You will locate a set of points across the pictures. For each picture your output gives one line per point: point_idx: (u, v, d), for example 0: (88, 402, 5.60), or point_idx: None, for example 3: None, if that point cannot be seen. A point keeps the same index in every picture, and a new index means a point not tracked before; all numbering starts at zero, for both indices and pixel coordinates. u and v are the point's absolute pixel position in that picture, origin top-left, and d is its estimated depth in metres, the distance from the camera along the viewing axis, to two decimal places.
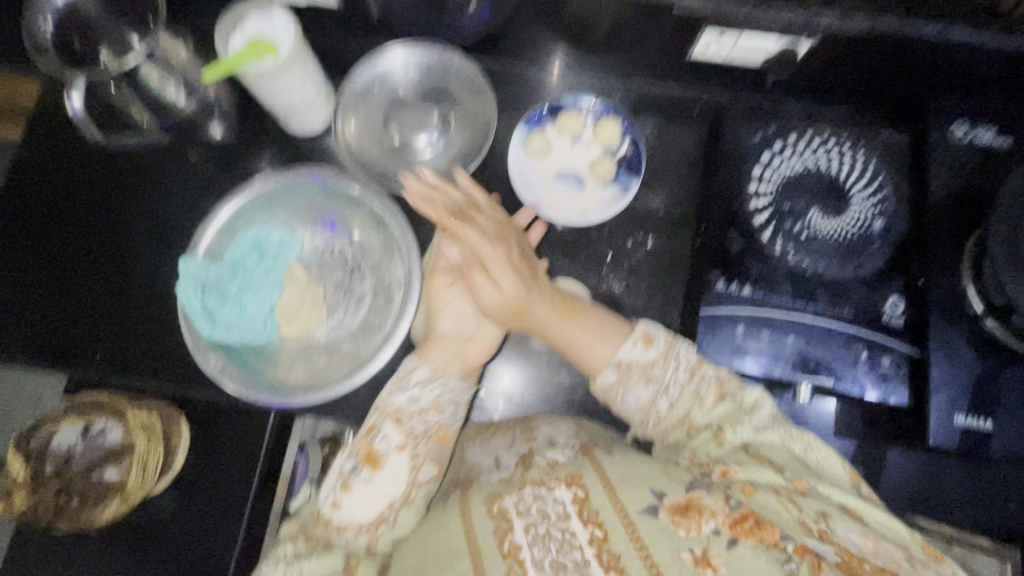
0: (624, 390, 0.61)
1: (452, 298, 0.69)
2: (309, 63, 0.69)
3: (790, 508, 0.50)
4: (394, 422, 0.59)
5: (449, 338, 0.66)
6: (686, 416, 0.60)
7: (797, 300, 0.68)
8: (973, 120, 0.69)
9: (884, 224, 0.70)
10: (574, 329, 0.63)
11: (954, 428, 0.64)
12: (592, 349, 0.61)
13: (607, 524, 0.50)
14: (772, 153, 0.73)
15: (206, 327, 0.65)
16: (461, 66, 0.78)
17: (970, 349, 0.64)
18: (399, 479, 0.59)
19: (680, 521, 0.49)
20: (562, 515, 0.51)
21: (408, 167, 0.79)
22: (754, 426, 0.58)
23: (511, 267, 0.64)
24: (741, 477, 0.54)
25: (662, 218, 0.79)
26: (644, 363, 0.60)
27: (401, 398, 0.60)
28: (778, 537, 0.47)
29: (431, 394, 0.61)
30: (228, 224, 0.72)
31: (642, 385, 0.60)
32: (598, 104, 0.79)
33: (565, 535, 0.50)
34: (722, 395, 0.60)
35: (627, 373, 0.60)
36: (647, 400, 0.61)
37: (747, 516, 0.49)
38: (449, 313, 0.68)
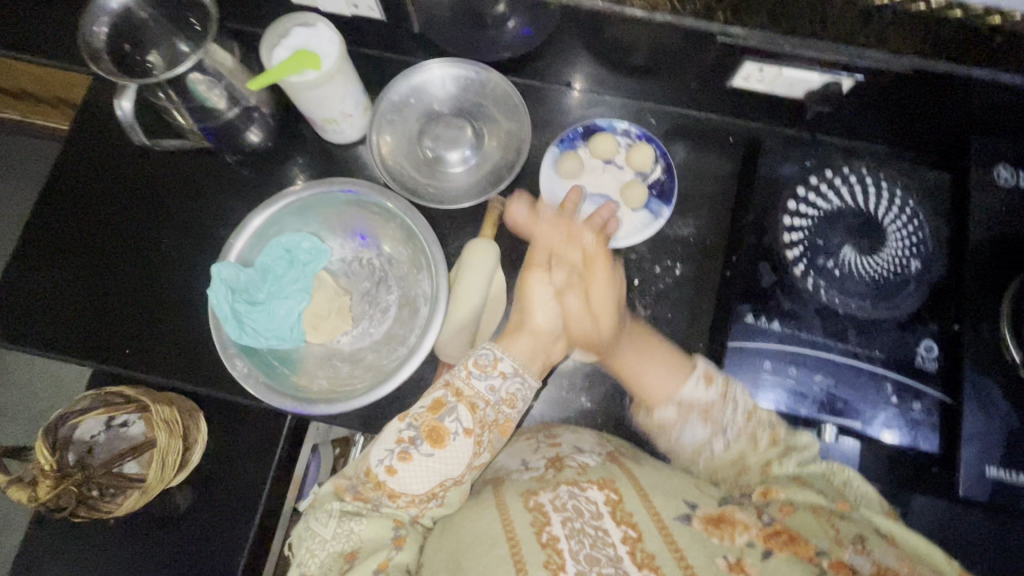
0: (682, 427, 0.67)
1: (544, 297, 0.70)
2: (350, 77, 0.70)
3: (826, 528, 0.50)
4: (469, 407, 0.59)
5: (540, 335, 0.68)
6: (739, 459, 0.63)
7: (828, 338, 0.67)
8: (1017, 165, 0.68)
9: (921, 265, 0.69)
10: (645, 365, 0.70)
11: (984, 480, 0.61)
12: (661, 384, 0.68)
13: (641, 525, 0.49)
14: (808, 187, 0.72)
15: (235, 331, 0.67)
16: (499, 83, 0.79)
17: (1006, 401, 0.63)
18: (458, 462, 0.57)
19: (714, 531, 0.49)
20: (596, 514, 0.50)
21: (439, 182, 0.80)
22: (795, 460, 0.62)
23: (613, 308, 0.72)
24: (780, 497, 0.54)
25: (690, 245, 0.78)
26: (704, 404, 0.65)
27: (480, 384, 0.60)
28: (812, 552, 0.47)
29: (509, 387, 0.61)
30: (260, 230, 0.72)
31: (698, 421, 0.65)
32: (632, 128, 0.80)
33: (599, 532, 0.49)
34: (774, 440, 0.63)
35: (687, 411, 0.66)
36: (703, 439, 0.65)
37: (781, 531, 0.49)
38: (542, 311, 0.70)
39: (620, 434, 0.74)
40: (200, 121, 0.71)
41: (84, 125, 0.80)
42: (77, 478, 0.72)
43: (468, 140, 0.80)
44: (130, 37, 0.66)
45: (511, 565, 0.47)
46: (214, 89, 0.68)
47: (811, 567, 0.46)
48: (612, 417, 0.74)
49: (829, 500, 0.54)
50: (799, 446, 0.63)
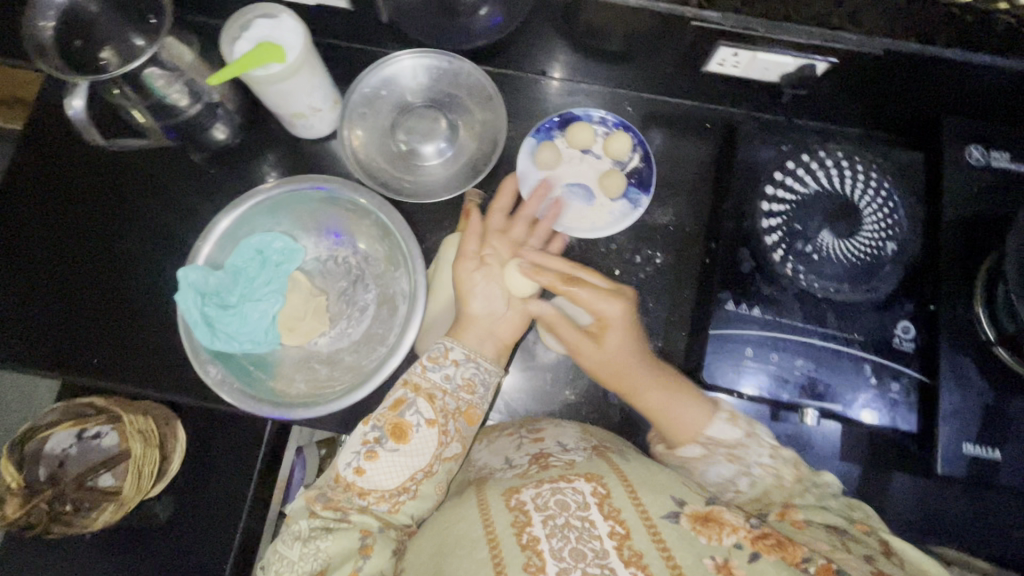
0: (706, 467, 0.61)
1: (479, 280, 0.68)
2: (316, 69, 0.67)
3: (836, 542, 0.52)
4: (427, 399, 0.59)
5: (480, 321, 0.66)
6: (765, 494, 0.59)
7: (808, 322, 0.68)
8: (988, 144, 0.68)
9: (897, 247, 0.69)
10: (674, 404, 0.63)
11: (962, 456, 0.63)
12: (685, 423, 0.62)
13: (629, 522, 0.48)
14: (785, 171, 0.72)
15: (206, 336, 0.64)
16: (472, 72, 0.77)
17: (982, 377, 0.64)
18: (426, 452, 0.58)
19: (701, 529, 0.49)
20: (582, 504, 0.50)
21: (414, 176, 0.78)
22: (813, 495, 0.58)
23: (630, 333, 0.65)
24: (797, 516, 0.55)
25: (671, 233, 0.78)
26: (730, 443, 0.61)
27: (435, 376, 0.61)
28: (800, 558, 0.47)
29: (464, 373, 0.62)
30: (229, 230, 0.70)
31: (722, 460, 0.61)
32: (609, 116, 0.79)
33: (585, 524, 0.48)
34: (800, 477, 0.59)
35: (715, 449, 0.61)
36: (728, 477, 0.60)
37: (768, 534, 0.49)
38: (478, 296, 0.68)
39: (606, 425, 0.74)
40: (161, 120, 0.70)
41: (35, 124, 0.76)
42: (48, 493, 0.70)
43: (443, 132, 0.79)
44: (80, 33, 0.63)
45: (492, 567, 0.47)
46: (173, 86, 0.66)
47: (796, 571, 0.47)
48: (595, 410, 0.74)
49: (846, 522, 0.55)
50: (826, 482, 0.60)
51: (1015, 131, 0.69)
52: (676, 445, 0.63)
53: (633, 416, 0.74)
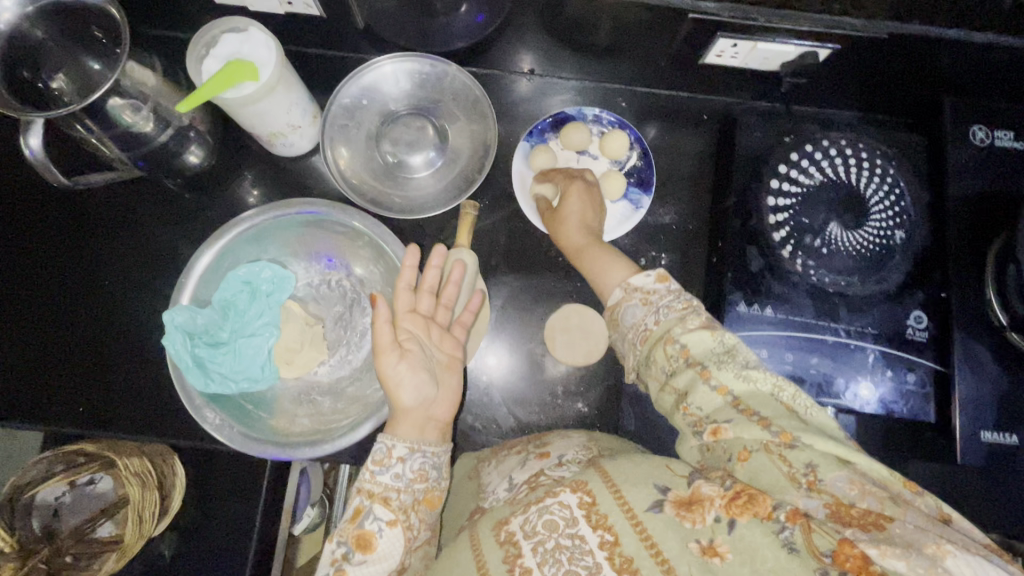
0: (623, 309, 0.57)
1: (405, 372, 0.56)
2: (290, 84, 0.62)
3: (778, 465, 0.44)
4: (384, 503, 0.51)
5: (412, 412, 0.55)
6: (668, 331, 0.52)
7: (821, 319, 0.67)
8: (991, 124, 0.67)
9: (905, 235, 0.68)
10: (595, 261, 0.63)
11: (980, 444, 0.62)
12: (605, 276, 0.61)
13: (617, 528, 0.45)
14: (789, 164, 0.69)
15: (200, 382, 0.60)
16: (457, 76, 0.73)
17: (995, 363, 0.64)
18: (395, 554, 0.51)
19: (687, 515, 0.45)
20: (570, 520, 0.46)
21: (405, 189, 0.75)
22: (734, 368, 0.49)
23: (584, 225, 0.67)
24: (729, 437, 0.46)
25: (675, 232, 0.76)
26: (646, 289, 0.56)
27: (385, 478, 0.52)
28: (770, 508, 0.43)
29: (415, 466, 0.53)
30: (213, 265, 0.65)
31: (637, 304, 0.55)
32: (603, 113, 0.76)
33: (575, 541, 0.45)
34: (710, 326, 0.51)
35: (632, 294, 0.57)
36: (641, 319, 0.55)
37: (741, 491, 0.44)
38: (407, 387, 0.55)
39: (620, 433, 0.72)
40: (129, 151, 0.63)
41: None
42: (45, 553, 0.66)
43: (432, 142, 0.75)
44: (28, 60, 0.58)
45: None
46: (141, 114, 0.61)
47: (770, 526, 0.42)
48: (606, 419, 0.73)
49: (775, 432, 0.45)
50: (744, 352, 0.50)
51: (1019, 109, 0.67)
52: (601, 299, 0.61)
53: (647, 422, 0.72)
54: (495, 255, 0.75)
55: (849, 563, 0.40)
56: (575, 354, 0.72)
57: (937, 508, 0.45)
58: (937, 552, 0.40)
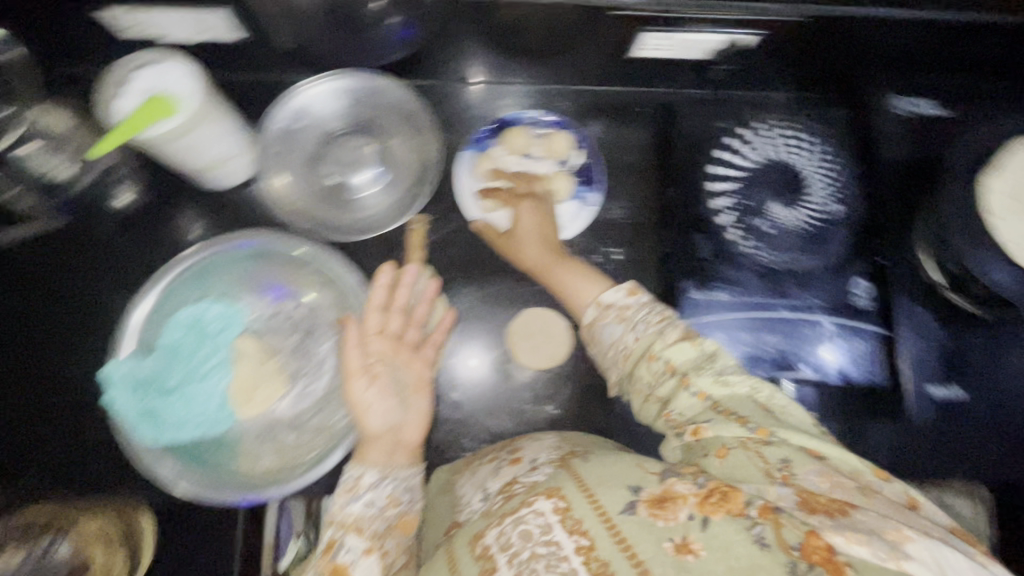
0: (602, 327, 0.56)
1: (374, 398, 0.57)
2: (220, 116, 0.60)
3: (757, 462, 0.43)
4: (357, 532, 0.49)
5: (381, 436, 0.55)
6: (648, 346, 0.52)
7: (771, 296, 0.69)
8: (908, 95, 0.69)
9: (844, 208, 0.70)
10: (566, 278, 0.63)
11: (930, 399, 0.67)
12: (579, 292, 0.61)
13: (592, 532, 0.41)
14: (727, 151, 0.72)
15: (151, 433, 0.58)
16: (392, 90, 0.72)
17: (936, 320, 0.68)
18: None
19: (659, 513, 0.41)
20: (544, 528, 0.42)
21: (348, 210, 0.73)
22: (711, 373, 0.49)
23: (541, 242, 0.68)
24: (710, 436, 0.45)
25: (626, 226, 0.75)
26: (620, 305, 0.55)
27: (357, 507, 0.50)
28: (744, 504, 0.39)
29: (387, 492, 0.51)
30: (156, 308, 0.63)
31: (615, 321, 0.54)
32: (543, 115, 0.75)
33: (550, 549, 0.41)
34: (688, 336, 0.52)
35: (606, 310, 0.56)
36: (619, 336, 0.54)
37: (714, 489, 0.40)
38: (376, 412, 0.56)
39: (592, 430, 0.73)
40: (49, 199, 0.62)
41: None
42: None
43: (372, 159, 0.74)
44: None
45: None
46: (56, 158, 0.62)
47: (743, 522, 0.38)
48: (579, 417, 0.73)
49: (750, 428, 0.44)
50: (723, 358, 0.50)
51: (947, 80, 0.68)
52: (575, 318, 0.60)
53: (616, 417, 0.73)
54: (450, 266, 0.74)
55: (816, 556, 0.37)
56: (539, 358, 0.73)
57: (907, 495, 0.43)
58: (897, 538, 0.37)
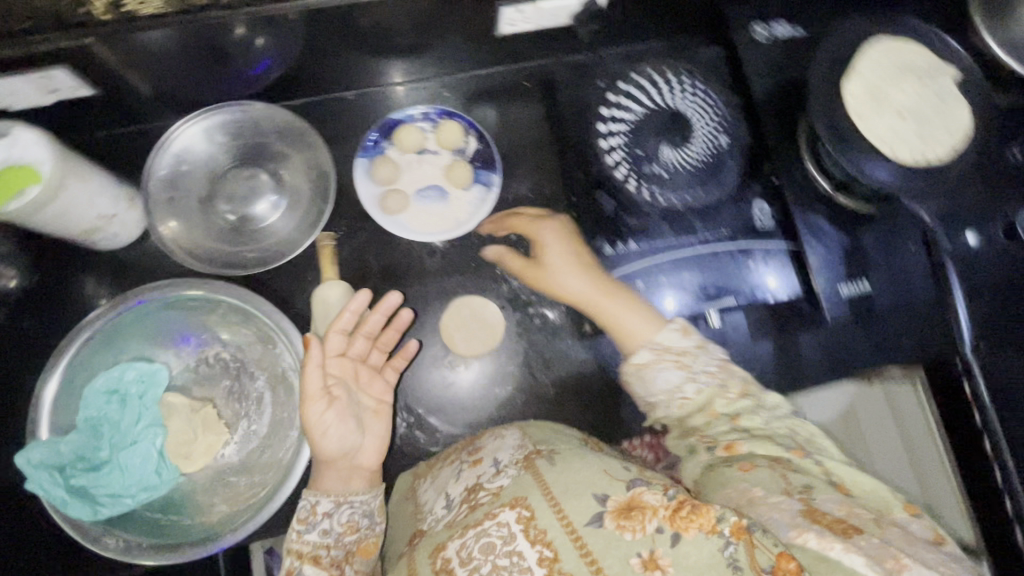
0: (657, 370, 0.59)
1: (331, 420, 0.58)
2: (85, 174, 0.59)
3: (778, 480, 0.48)
4: (314, 562, 0.52)
5: (336, 462, 0.57)
6: (710, 401, 0.57)
7: (680, 236, 0.72)
8: (766, 17, 0.72)
9: (729, 137, 0.74)
10: (619, 315, 0.65)
11: (841, 299, 0.71)
12: (631, 330, 0.64)
13: (555, 542, 0.44)
14: (611, 107, 0.75)
15: (86, 511, 0.56)
16: (269, 112, 0.70)
17: (832, 225, 0.71)
18: None
19: (626, 524, 0.43)
20: (508, 537, 0.46)
21: (255, 241, 0.71)
22: (762, 419, 0.56)
23: (581, 269, 0.68)
24: (742, 453, 0.53)
25: (534, 201, 0.75)
26: (677, 348, 0.60)
27: (313, 536, 0.54)
28: (715, 521, 0.42)
29: (344, 517, 0.55)
30: (66, 383, 0.60)
31: (673, 366, 0.59)
32: (429, 108, 0.76)
33: (513, 559, 0.44)
34: (745, 392, 0.58)
35: (664, 354, 0.60)
36: (675, 384, 0.58)
37: (683, 503, 0.43)
38: (331, 437, 0.57)
39: (544, 405, 0.73)
40: None
41: None
42: None
43: (269, 186, 0.73)
44: None
45: None
46: None
47: (716, 541, 0.41)
48: (529, 395, 0.73)
49: (785, 451, 0.52)
50: (767, 404, 0.58)
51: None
52: (625, 351, 0.64)
53: (566, 386, 0.74)
54: (369, 276, 0.73)
55: None
56: (475, 345, 0.73)
57: (931, 531, 0.45)
58: (895, 566, 0.39)
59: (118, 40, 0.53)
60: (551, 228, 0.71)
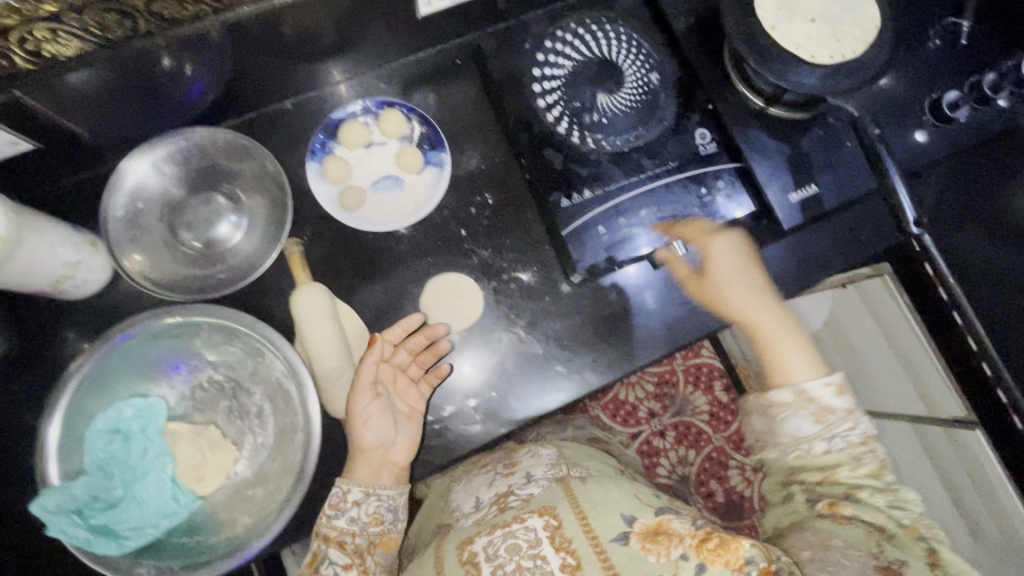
0: (788, 417, 0.67)
1: (375, 412, 0.68)
2: (40, 227, 0.59)
3: (870, 544, 0.62)
4: (339, 547, 0.64)
5: (369, 452, 0.67)
6: (835, 466, 0.66)
7: (631, 176, 0.73)
8: None
9: (658, 74, 0.76)
10: (779, 347, 0.72)
11: (794, 205, 0.72)
12: (787, 370, 0.70)
13: (578, 551, 0.59)
14: (542, 66, 0.75)
15: (112, 546, 0.57)
16: (212, 136, 0.72)
17: (772, 138, 0.73)
18: None
19: (653, 547, 0.59)
20: (535, 541, 0.60)
21: (224, 262, 0.73)
22: (882, 497, 0.66)
23: (752, 295, 0.73)
24: (846, 511, 0.64)
25: (486, 171, 0.79)
26: (823, 404, 0.67)
27: (342, 521, 0.65)
28: (743, 561, 0.56)
29: (368, 510, 0.66)
30: (67, 430, 0.61)
31: (809, 416, 0.67)
32: (368, 101, 0.77)
33: (537, 561, 0.59)
34: (874, 472, 0.66)
35: (805, 401, 0.67)
36: (805, 433, 0.67)
37: (711, 536, 0.58)
38: (371, 427, 0.67)
39: (535, 365, 0.74)
40: None
41: None
42: None
43: (226, 208, 0.74)
44: None
45: None
46: None
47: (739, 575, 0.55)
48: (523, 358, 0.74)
49: (895, 526, 0.64)
50: (896, 490, 0.66)
51: None
52: (776, 383, 0.70)
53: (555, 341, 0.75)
54: (342, 272, 0.74)
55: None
56: (456, 318, 0.74)
57: None
58: None
59: (45, 87, 0.52)
60: (729, 241, 0.73)
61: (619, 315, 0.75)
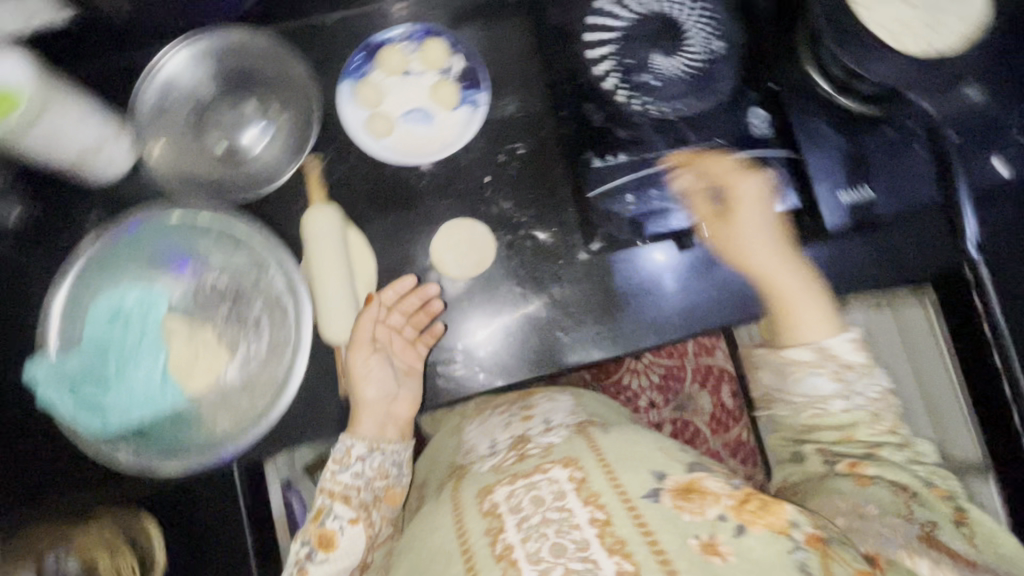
0: (805, 375, 0.58)
1: (375, 368, 0.68)
2: (66, 97, 0.59)
3: (898, 502, 0.53)
4: (343, 501, 0.64)
5: (374, 406, 0.68)
6: (863, 428, 0.57)
7: (673, 147, 0.68)
8: None
9: (724, 41, 0.70)
10: (796, 294, 0.62)
11: (842, 206, 0.68)
12: (803, 321, 0.60)
13: (608, 506, 0.47)
14: (599, 16, 0.72)
15: (97, 422, 0.60)
16: (251, 41, 0.72)
17: (833, 129, 0.69)
18: (356, 551, 0.63)
19: (684, 504, 0.48)
20: (557, 494, 0.49)
21: (241, 170, 0.72)
22: (916, 464, 0.57)
23: (775, 242, 0.65)
24: (868, 471, 0.56)
25: (522, 120, 0.74)
26: (845, 362, 0.58)
27: (346, 476, 0.65)
28: (786, 523, 0.46)
29: (374, 463, 0.66)
30: (74, 306, 0.64)
31: (828, 374, 0.58)
32: (412, 27, 0.74)
33: (562, 514, 0.48)
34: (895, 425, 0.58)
35: (825, 359, 0.58)
36: (823, 394, 0.58)
37: (750, 497, 0.48)
38: (372, 382, 0.68)
39: (540, 327, 0.72)
40: None
41: None
42: None
43: (252, 115, 0.73)
44: None
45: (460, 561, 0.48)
46: None
47: (781, 538, 0.45)
48: (526, 322, 0.72)
49: (925, 486, 0.55)
50: (918, 447, 0.58)
51: None
52: (787, 341, 0.61)
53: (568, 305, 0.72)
54: (360, 198, 0.73)
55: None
56: (466, 265, 0.72)
57: None
58: None
59: None
60: (755, 181, 0.66)
61: (640, 293, 0.72)
